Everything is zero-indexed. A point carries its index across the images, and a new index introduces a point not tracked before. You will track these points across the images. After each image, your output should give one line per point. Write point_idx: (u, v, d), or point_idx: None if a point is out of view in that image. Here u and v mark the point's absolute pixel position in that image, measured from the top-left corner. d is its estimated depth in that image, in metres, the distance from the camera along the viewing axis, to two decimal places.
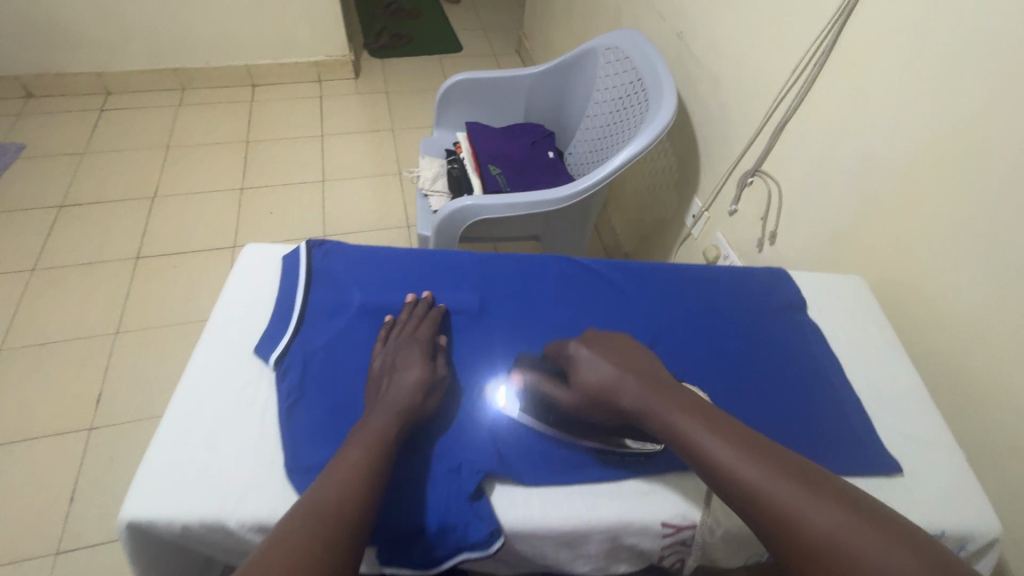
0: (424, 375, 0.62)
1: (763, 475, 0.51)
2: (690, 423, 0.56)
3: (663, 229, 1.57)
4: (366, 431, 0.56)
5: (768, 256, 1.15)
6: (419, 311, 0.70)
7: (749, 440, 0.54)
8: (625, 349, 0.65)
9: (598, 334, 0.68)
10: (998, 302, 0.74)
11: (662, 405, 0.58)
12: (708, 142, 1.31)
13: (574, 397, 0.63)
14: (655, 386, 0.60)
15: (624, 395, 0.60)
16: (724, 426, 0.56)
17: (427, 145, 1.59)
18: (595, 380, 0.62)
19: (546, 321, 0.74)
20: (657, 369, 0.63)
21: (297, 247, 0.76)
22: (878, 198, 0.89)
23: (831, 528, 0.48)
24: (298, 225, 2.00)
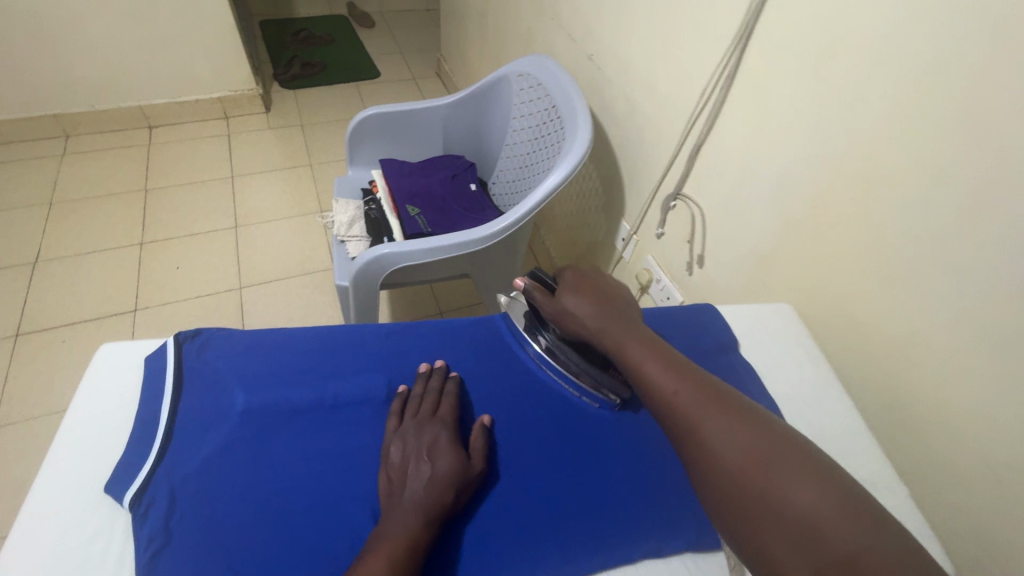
0: (459, 462, 0.57)
1: (684, 396, 0.56)
2: (642, 356, 0.62)
3: (596, 251, 1.54)
4: (391, 537, 0.51)
5: (698, 279, 1.13)
6: (434, 384, 0.65)
7: (681, 365, 0.60)
8: (613, 283, 0.72)
9: (595, 269, 0.74)
10: (918, 322, 0.73)
11: (618, 332, 0.65)
12: (628, 165, 1.29)
13: (554, 310, 0.70)
14: (615, 316, 0.67)
15: (590, 319, 0.67)
16: (666, 357, 0.61)
17: (342, 186, 1.49)
18: (573, 303, 0.69)
19: (466, 394, 0.67)
20: (629, 306, 0.70)
21: (163, 342, 0.64)
22: (793, 221, 0.88)
23: (728, 435, 0.52)
24: (209, 278, 1.83)
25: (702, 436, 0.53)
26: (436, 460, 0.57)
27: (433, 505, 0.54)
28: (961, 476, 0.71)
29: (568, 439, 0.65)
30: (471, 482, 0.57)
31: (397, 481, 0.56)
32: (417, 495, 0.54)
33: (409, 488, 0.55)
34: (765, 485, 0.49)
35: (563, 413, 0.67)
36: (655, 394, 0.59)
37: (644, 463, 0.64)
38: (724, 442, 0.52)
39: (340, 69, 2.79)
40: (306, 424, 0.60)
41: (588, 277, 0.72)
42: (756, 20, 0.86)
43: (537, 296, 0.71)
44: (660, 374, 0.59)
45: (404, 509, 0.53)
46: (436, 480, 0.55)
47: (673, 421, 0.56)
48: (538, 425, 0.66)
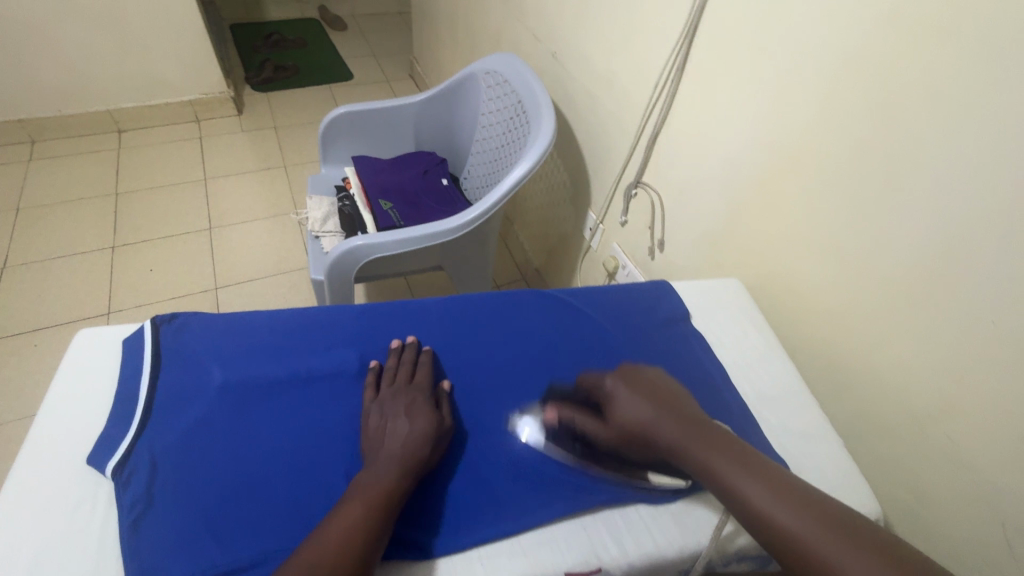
0: (432, 421, 0.62)
1: (796, 521, 0.52)
2: (727, 465, 0.58)
3: (566, 242, 1.59)
4: (372, 486, 0.55)
5: (660, 263, 1.19)
6: (408, 356, 0.69)
7: (777, 478, 0.56)
8: (659, 382, 0.69)
9: (631, 367, 0.72)
10: (850, 289, 0.79)
11: (695, 445, 0.61)
12: (592, 157, 1.34)
13: (610, 432, 0.66)
14: (683, 425, 0.63)
15: (652, 430, 0.64)
16: (751, 463, 0.58)
17: (315, 184, 1.51)
18: (630, 416, 0.65)
19: (439, 365, 0.71)
20: (687, 407, 0.66)
21: (141, 326, 0.67)
22: (741, 203, 0.95)
23: (869, 572, 0.47)
24: (184, 280, 1.83)
25: (832, 570, 0.49)
26: (413, 419, 0.61)
27: (410, 459, 0.58)
28: (891, 429, 0.78)
29: (531, 403, 0.69)
30: (443, 440, 0.62)
31: (376, 440, 0.60)
32: (397, 450, 0.59)
33: (389, 445, 0.59)
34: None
35: (526, 380, 0.72)
36: (757, 518, 0.54)
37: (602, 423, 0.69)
38: (859, 573, 0.48)
39: (312, 72, 2.80)
40: (281, 396, 0.63)
41: (633, 380, 0.69)
42: (700, 16, 0.92)
43: (577, 420, 0.67)
44: (761, 493, 0.55)
45: (381, 461, 0.58)
46: (414, 437, 0.60)
47: (787, 550, 0.52)
48: (503, 391, 0.70)
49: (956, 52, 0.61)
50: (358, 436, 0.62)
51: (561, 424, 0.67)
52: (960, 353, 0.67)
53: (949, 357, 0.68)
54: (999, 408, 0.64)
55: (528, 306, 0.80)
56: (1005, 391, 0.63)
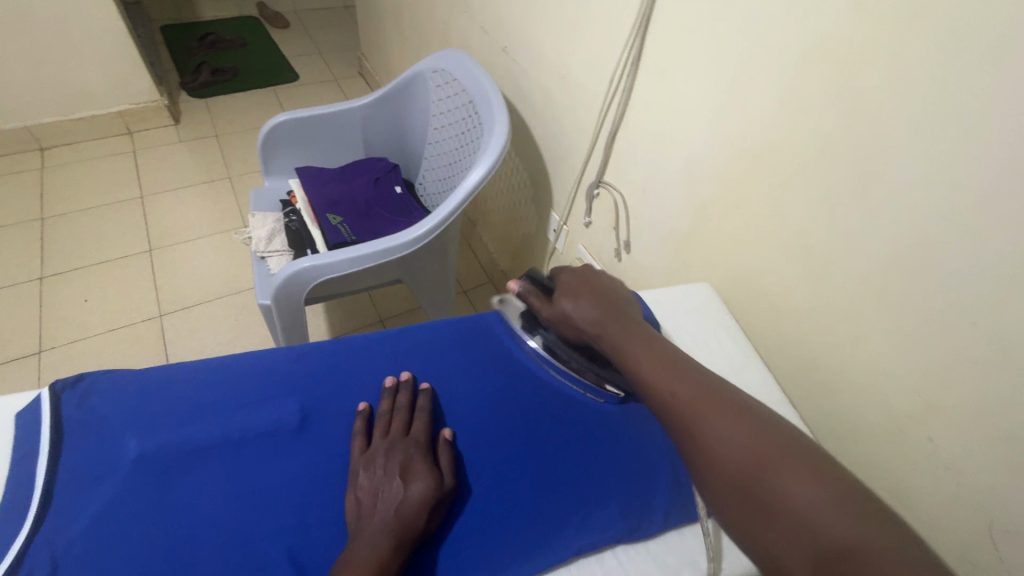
0: (432, 481, 0.55)
1: (682, 391, 0.56)
2: (638, 352, 0.61)
3: (531, 244, 1.53)
4: (360, 564, 0.49)
5: (627, 265, 1.14)
6: (402, 400, 0.63)
7: (681, 365, 0.59)
8: (609, 285, 0.70)
9: (593, 269, 0.73)
10: (822, 291, 0.76)
11: (617, 335, 0.64)
12: (551, 156, 1.28)
13: (552, 314, 0.69)
14: (612, 320, 0.65)
15: (582, 323, 0.66)
16: (665, 355, 0.60)
17: (258, 199, 1.40)
18: (569, 308, 0.67)
19: (438, 406, 0.65)
20: (628, 309, 0.68)
21: (38, 393, 0.57)
22: (705, 203, 0.91)
23: (732, 437, 0.51)
24: (124, 309, 1.69)
25: (705, 437, 0.52)
26: (409, 481, 0.55)
27: (405, 525, 0.52)
28: (870, 433, 0.75)
29: (495, 442, 0.63)
30: (443, 501, 0.56)
31: (366, 500, 0.54)
32: (388, 515, 0.52)
33: (380, 507, 0.53)
34: (760, 482, 0.48)
35: (488, 418, 0.65)
36: (652, 391, 0.58)
37: (574, 458, 0.63)
38: (719, 439, 0.51)
39: (254, 73, 2.64)
40: (209, 464, 0.56)
41: (583, 279, 0.70)
42: (653, 5, 0.87)
43: (532, 300, 0.71)
44: (658, 372, 0.59)
45: (371, 533, 0.51)
46: (410, 501, 0.54)
47: (671, 417, 0.56)
48: (462, 434, 0.63)
49: (922, 39, 0.57)
50: (300, 503, 0.55)
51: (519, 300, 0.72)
52: (938, 354, 0.64)
53: (928, 358, 0.66)
54: (981, 412, 0.62)
55: (489, 332, 0.74)
56: (986, 394, 0.61)
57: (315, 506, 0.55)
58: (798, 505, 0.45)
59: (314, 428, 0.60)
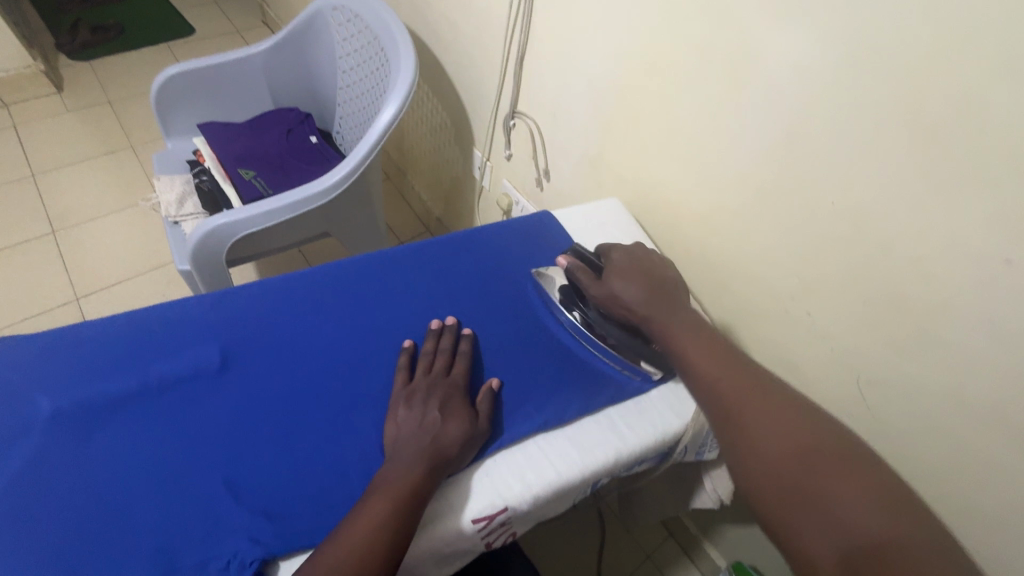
0: (466, 425, 0.58)
1: (700, 349, 0.64)
2: (692, 346, 0.64)
3: (460, 185, 1.53)
4: (396, 486, 0.52)
5: (549, 194, 1.17)
6: (445, 343, 0.65)
7: (718, 352, 0.63)
8: (651, 256, 0.73)
9: (645, 250, 0.73)
10: (716, 193, 0.82)
11: (667, 325, 0.66)
12: (466, 90, 1.27)
13: (600, 294, 0.68)
14: (661, 306, 0.67)
15: (635, 308, 0.67)
16: (712, 343, 0.64)
17: (162, 161, 1.31)
18: (620, 293, 0.67)
19: (477, 350, 0.67)
20: (674, 281, 0.70)
21: None
22: (611, 122, 0.94)
23: (775, 435, 0.55)
24: (34, 297, 1.58)
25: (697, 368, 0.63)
26: (448, 418, 0.57)
27: (440, 457, 0.55)
28: (765, 318, 0.83)
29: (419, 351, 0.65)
30: (476, 440, 0.58)
31: (407, 426, 0.57)
32: (425, 444, 0.55)
33: (420, 436, 0.56)
34: (735, 407, 0.59)
35: (412, 332, 0.67)
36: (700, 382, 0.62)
37: (496, 364, 0.66)
38: (758, 424, 0.57)
39: (142, 29, 2.40)
40: (128, 412, 0.56)
41: (630, 257, 0.71)
42: None
43: (580, 275, 0.70)
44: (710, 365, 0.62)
45: (406, 459, 0.54)
46: (446, 437, 0.56)
47: (719, 410, 0.60)
48: (388, 348, 0.65)
49: None
50: (228, 436, 0.56)
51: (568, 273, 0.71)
52: (809, 237, 0.72)
53: (801, 241, 0.73)
54: (846, 283, 0.70)
55: (409, 259, 0.74)
56: (847, 267, 0.69)
57: (244, 437, 0.56)
58: (765, 436, 0.56)
59: (237, 366, 0.61)
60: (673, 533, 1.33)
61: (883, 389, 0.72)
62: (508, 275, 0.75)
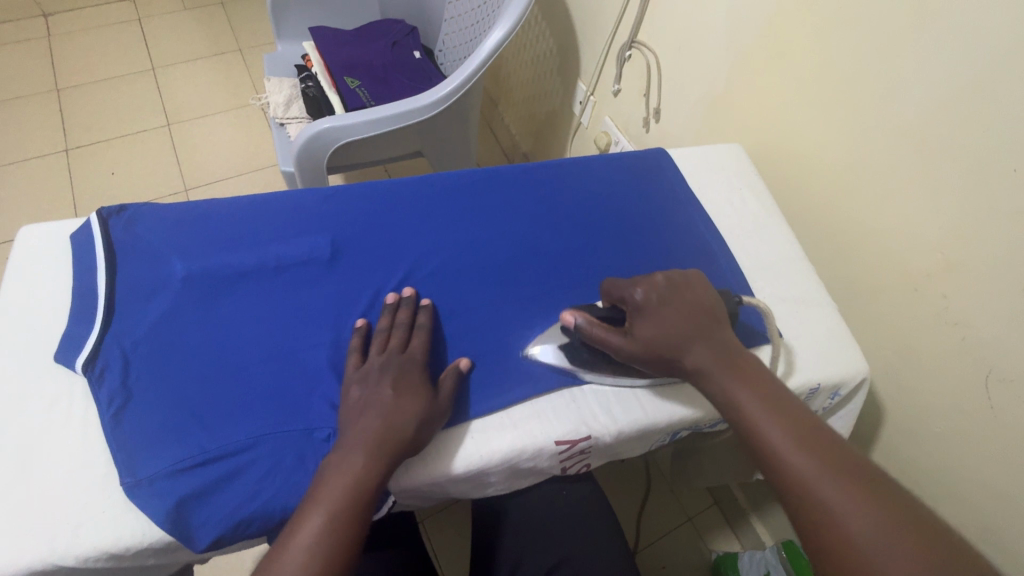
0: (424, 405, 0.52)
1: (766, 418, 0.50)
2: (764, 417, 0.50)
3: (555, 120, 1.47)
4: (341, 479, 0.47)
5: (655, 135, 1.10)
6: (401, 317, 0.58)
7: (791, 409, 0.50)
8: (683, 280, 0.59)
9: (678, 278, 0.59)
10: (859, 148, 0.73)
11: (724, 378, 0.53)
12: (581, 14, 1.19)
13: (632, 348, 0.55)
14: (723, 358, 0.54)
15: (686, 356, 0.54)
16: (787, 411, 0.50)
17: (272, 62, 1.34)
18: (659, 334, 0.55)
19: (440, 329, 0.60)
20: (719, 308, 0.58)
21: (86, 220, 0.61)
22: (746, 59, 0.85)
23: (893, 551, 0.40)
24: (151, 182, 1.72)
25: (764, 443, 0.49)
26: (402, 398, 0.51)
27: (388, 443, 0.49)
28: (885, 294, 0.75)
29: (516, 272, 0.64)
30: (432, 423, 0.52)
31: (352, 412, 0.51)
32: (368, 431, 0.49)
33: (362, 423, 0.50)
34: (822, 501, 0.44)
35: (514, 253, 0.66)
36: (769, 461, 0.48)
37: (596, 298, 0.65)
38: (856, 521, 0.42)
39: None
40: (248, 286, 0.59)
41: (657, 283, 0.58)
42: None
43: (601, 333, 0.56)
44: (778, 433, 0.48)
45: (357, 444, 0.49)
46: (402, 419, 0.50)
47: (794, 499, 0.46)
48: (488, 264, 0.65)
49: None
50: (333, 323, 0.59)
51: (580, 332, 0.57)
52: (966, 210, 0.63)
53: (956, 213, 0.64)
54: (1002, 266, 0.62)
55: (515, 179, 0.72)
56: (1008, 247, 0.61)
57: (349, 327, 0.59)
58: (872, 550, 0.41)
59: (346, 259, 0.63)
60: (718, 502, 1.32)
61: (1015, 390, 0.64)
62: (614, 209, 0.71)
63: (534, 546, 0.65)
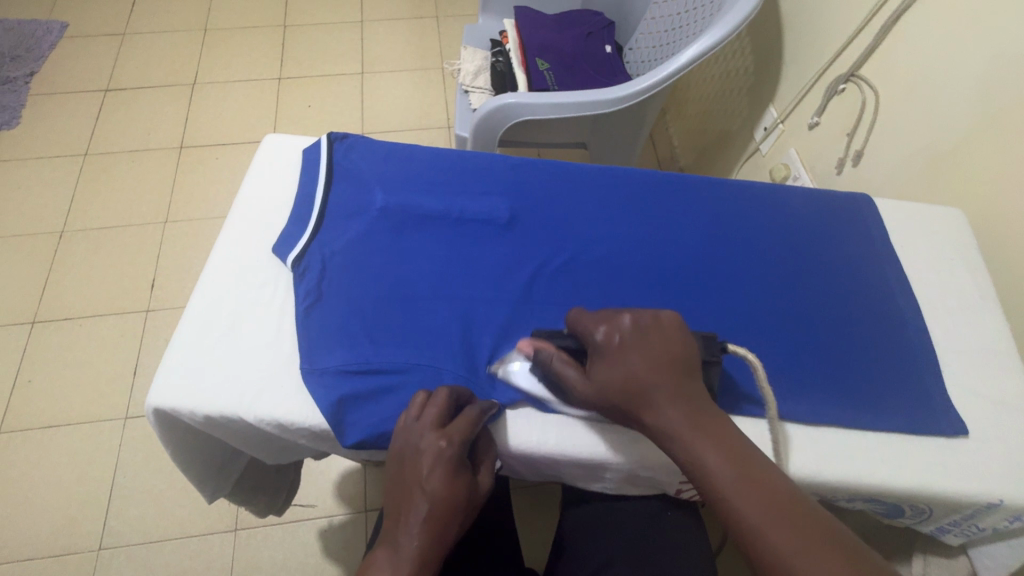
0: (467, 511, 0.50)
1: (727, 476, 0.43)
2: (727, 479, 0.43)
3: (728, 141, 1.41)
4: None
5: (846, 180, 1.00)
6: (448, 400, 0.52)
7: (760, 470, 0.43)
8: (654, 319, 0.52)
9: (647, 317, 0.52)
10: None
11: (688, 434, 0.46)
12: (795, 36, 1.11)
13: (589, 390, 0.50)
14: (695, 417, 0.46)
15: (645, 408, 0.48)
16: (753, 470, 0.43)
17: (471, 33, 1.43)
18: (617, 378, 0.49)
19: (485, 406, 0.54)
20: (693, 357, 0.50)
21: (318, 140, 0.70)
22: (998, 119, 0.74)
23: None
24: (337, 121, 1.92)
25: (728, 508, 0.43)
26: (446, 507, 0.48)
27: (434, 551, 0.48)
28: None
29: (680, 282, 0.63)
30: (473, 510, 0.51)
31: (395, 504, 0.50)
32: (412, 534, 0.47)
33: (406, 528, 0.48)
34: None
35: (681, 265, 0.64)
36: (748, 539, 0.41)
37: (757, 333, 0.61)
38: None
39: None
40: (431, 230, 0.65)
41: (625, 324, 0.52)
42: None
43: (560, 366, 0.52)
44: (748, 502, 0.42)
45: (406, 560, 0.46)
46: (444, 531, 0.48)
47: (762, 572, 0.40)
48: (653, 267, 0.64)
49: None
50: (496, 283, 0.62)
51: (539, 364, 0.54)
52: None
53: None
54: None
55: (698, 192, 0.70)
56: None
57: (509, 291, 0.61)
58: None
59: (520, 228, 0.65)
60: None
61: None
62: (798, 246, 0.67)
63: (626, 548, 0.64)
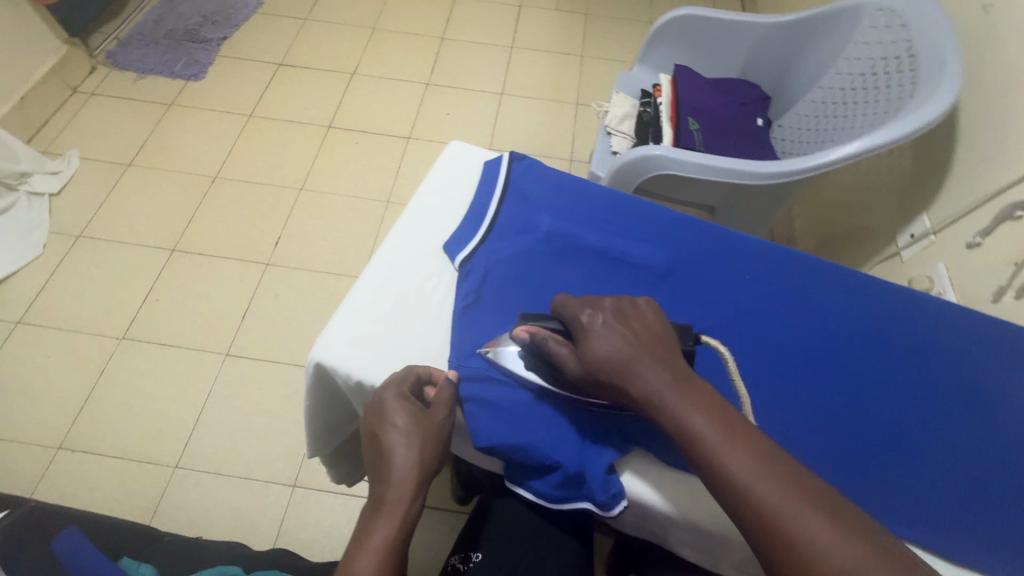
0: (428, 433, 0.54)
1: (714, 435, 0.45)
2: (716, 441, 0.45)
3: (861, 238, 1.36)
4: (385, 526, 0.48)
5: (1002, 310, 0.94)
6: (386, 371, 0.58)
7: (741, 428, 0.46)
8: (631, 307, 0.54)
9: (625, 304, 0.55)
10: None
11: (676, 401, 0.47)
12: (970, 150, 1.06)
13: (581, 365, 0.52)
14: (677, 385, 0.48)
15: (631, 378, 0.49)
16: (737, 430, 0.46)
17: (624, 79, 1.48)
18: (606, 353, 0.50)
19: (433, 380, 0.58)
20: (670, 337, 0.53)
21: (499, 156, 0.76)
22: None
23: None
24: (469, 132, 2.04)
25: (718, 468, 0.44)
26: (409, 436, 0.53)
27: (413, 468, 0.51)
28: None
29: (824, 377, 0.62)
30: (436, 439, 0.54)
31: (370, 450, 0.54)
32: (392, 469, 0.51)
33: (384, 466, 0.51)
34: (784, 524, 0.41)
35: (827, 360, 0.63)
36: (739, 496, 0.43)
37: (897, 451, 0.59)
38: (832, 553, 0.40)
39: None
40: (588, 263, 0.67)
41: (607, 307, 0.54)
42: None
43: (552, 345, 0.54)
44: (737, 457, 0.44)
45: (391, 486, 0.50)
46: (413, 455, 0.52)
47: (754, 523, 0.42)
48: (799, 356, 0.63)
49: None
50: None
51: (533, 343, 0.55)
52: None
53: None
54: None
55: (859, 289, 0.68)
56: None
57: None
58: None
59: (674, 283, 0.67)
60: None
61: None
62: (959, 373, 0.64)
63: None
